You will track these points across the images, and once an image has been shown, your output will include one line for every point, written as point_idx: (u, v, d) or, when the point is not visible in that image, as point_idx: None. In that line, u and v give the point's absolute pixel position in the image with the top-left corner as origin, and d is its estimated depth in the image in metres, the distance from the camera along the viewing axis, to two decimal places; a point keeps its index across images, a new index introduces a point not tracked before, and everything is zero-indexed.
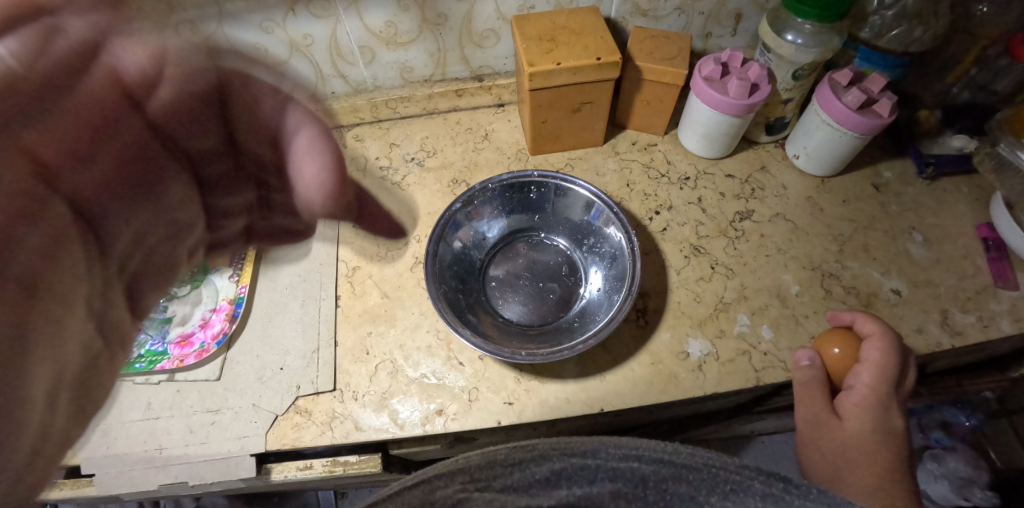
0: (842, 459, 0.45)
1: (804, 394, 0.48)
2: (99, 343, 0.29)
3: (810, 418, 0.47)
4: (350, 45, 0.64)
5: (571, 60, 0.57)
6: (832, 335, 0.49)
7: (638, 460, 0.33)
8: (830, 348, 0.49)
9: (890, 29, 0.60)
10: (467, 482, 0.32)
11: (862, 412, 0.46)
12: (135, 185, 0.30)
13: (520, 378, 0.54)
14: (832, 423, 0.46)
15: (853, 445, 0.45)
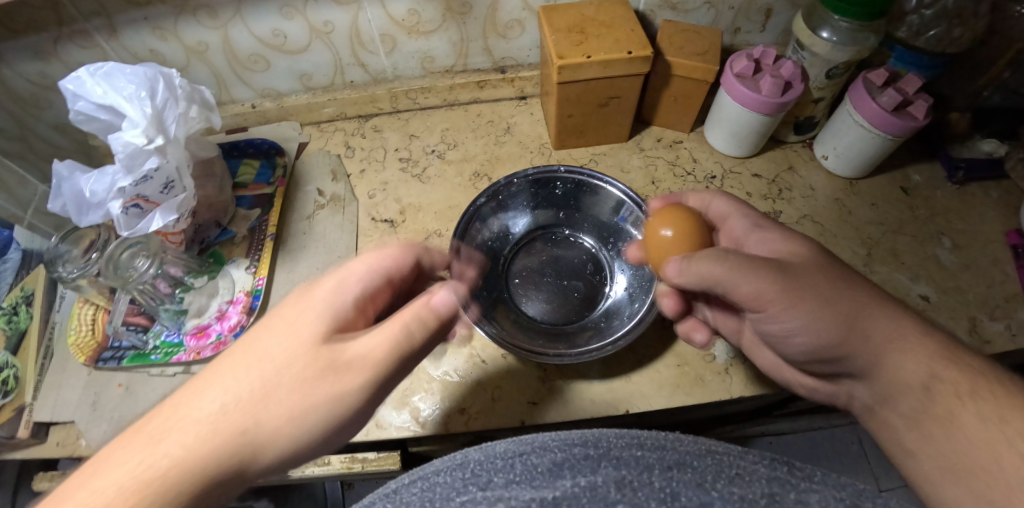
0: (829, 291, 0.39)
1: (734, 259, 0.40)
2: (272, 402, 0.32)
3: (771, 272, 0.39)
4: (371, 32, 0.62)
5: (601, 52, 0.55)
6: (661, 217, 0.48)
7: (640, 448, 0.29)
8: (669, 230, 0.47)
9: (928, 29, 0.58)
10: (469, 477, 0.28)
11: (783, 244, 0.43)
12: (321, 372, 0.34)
13: (544, 377, 0.53)
14: (767, 269, 0.40)
15: (814, 274, 0.40)
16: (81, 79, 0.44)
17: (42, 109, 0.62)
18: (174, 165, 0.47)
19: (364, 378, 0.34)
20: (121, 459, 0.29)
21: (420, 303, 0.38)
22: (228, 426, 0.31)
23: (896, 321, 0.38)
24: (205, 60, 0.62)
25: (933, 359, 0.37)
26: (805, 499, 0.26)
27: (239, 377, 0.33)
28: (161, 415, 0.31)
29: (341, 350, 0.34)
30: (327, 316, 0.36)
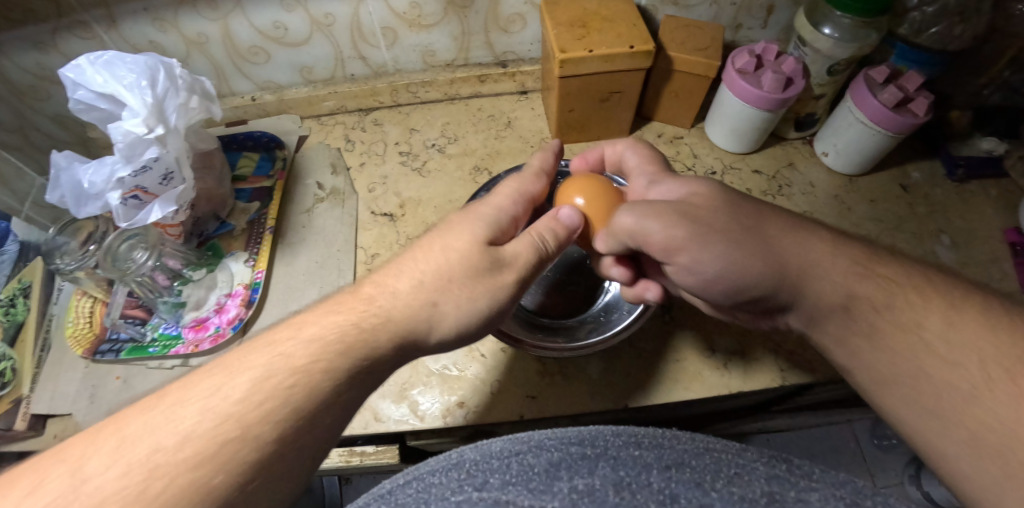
0: (741, 222, 0.38)
1: (639, 213, 0.41)
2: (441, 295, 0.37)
3: (677, 213, 0.39)
4: (372, 25, 0.62)
5: (603, 47, 0.55)
6: (571, 187, 0.49)
7: (639, 449, 0.29)
8: (581, 198, 0.48)
9: (929, 27, 0.58)
10: (465, 478, 0.28)
11: (689, 184, 0.42)
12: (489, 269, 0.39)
13: (543, 371, 0.53)
14: (673, 213, 0.40)
15: (718, 211, 0.39)
16: (81, 67, 0.44)
17: (40, 100, 0.62)
18: (174, 155, 0.46)
19: (514, 274, 0.40)
20: (322, 320, 0.34)
21: (550, 217, 0.45)
22: (416, 307, 0.36)
23: (805, 243, 0.37)
24: (204, 51, 0.62)
25: (850, 275, 0.36)
26: (806, 498, 0.27)
27: (423, 263, 0.38)
28: (368, 289, 0.37)
29: (499, 250, 0.40)
30: (489, 223, 0.41)
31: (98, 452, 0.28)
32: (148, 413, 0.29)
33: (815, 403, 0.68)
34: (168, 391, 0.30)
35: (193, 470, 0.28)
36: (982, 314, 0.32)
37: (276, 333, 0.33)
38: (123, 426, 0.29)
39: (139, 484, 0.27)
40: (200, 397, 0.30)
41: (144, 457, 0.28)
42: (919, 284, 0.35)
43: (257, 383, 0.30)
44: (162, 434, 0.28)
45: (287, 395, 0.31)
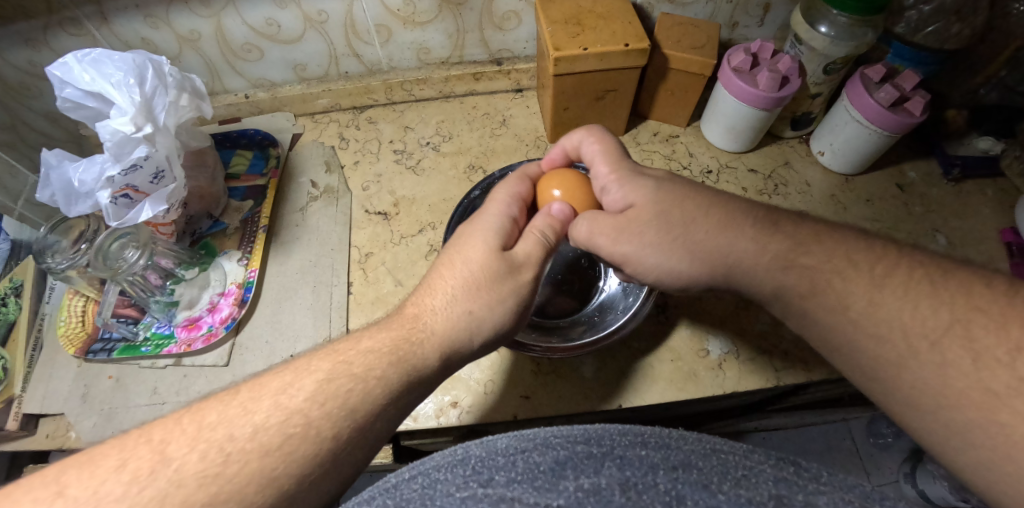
0: (674, 232, 0.41)
1: (587, 226, 0.44)
2: (466, 296, 0.39)
3: (617, 229, 0.43)
4: (366, 22, 0.61)
5: (598, 45, 0.55)
6: (543, 186, 0.49)
7: (645, 449, 0.30)
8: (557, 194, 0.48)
9: (926, 25, 0.58)
10: (470, 474, 0.29)
11: (636, 191, 0.44)
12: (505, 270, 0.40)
13: (537, 371, 0.53)
14: (618, 228, 0.43)
15: (652, 225, 0.42)
16: (69, 66, 0.44)
17: (31, 98, 0.61)
18: (164, 154, 0.46)
19: (532, 272, 0.41)
20: (376, 336, 0.36)
21: (551, 216, 0.45)
22: (452, 311, 0.38)
23: (737, 244, 0.40)
24: (197, 48, 0.62)
25: (772, 269, 0.39)
26: (813, 501, 0.27)
27: (449, 278, 0.40)
28: (412, 310, 0.39)
29: (511, 254, 0.41)
30: (496, 232, 0.42)
31: (179, 437, 0.30)
32: (225, 406, 0.32)
33: (810, 402, 0.68)
34: (243, 387, 0.33)
35: (264, 456, 0.30)
36: (900, 286, 0.35)
37: (338, 344, 0.36)
38: (201, 416, 0.31)
39: (216, 468, 0.29)
40: (272, 393, 0.32)
41: (222, 443, 0.30)
42: (839, 265, 0.37)
43: (321, 386, 0.33)
44: (237, 426, 0.31)
45: (348, 396, 0.33)
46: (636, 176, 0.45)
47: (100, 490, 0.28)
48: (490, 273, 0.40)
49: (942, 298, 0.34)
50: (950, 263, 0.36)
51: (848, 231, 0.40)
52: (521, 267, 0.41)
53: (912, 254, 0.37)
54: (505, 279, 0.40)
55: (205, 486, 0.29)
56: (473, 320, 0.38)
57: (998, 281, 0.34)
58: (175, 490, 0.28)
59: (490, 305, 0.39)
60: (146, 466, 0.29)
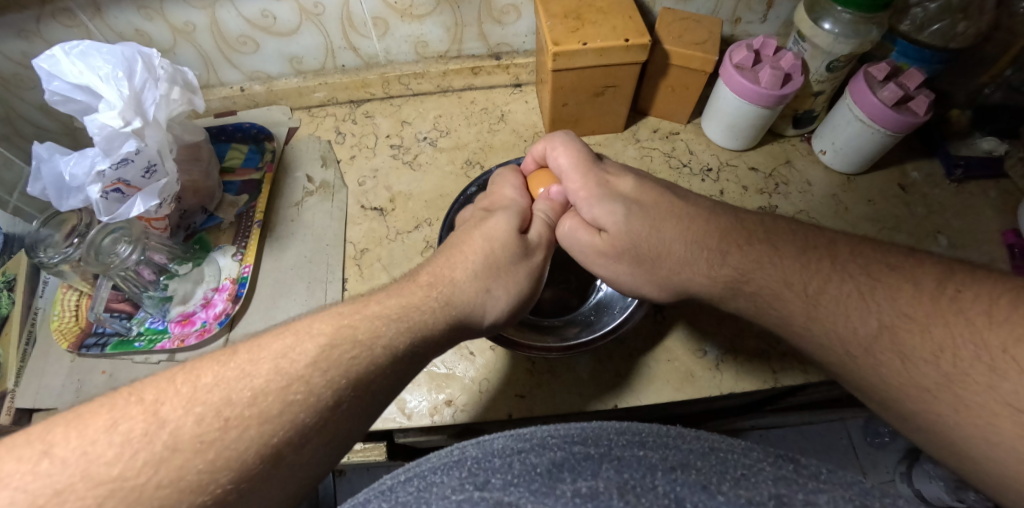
0: (646, 261, 0.44)
1: (570, 242, 0.47)
2: (486, 272, 0.41)
3: (597, 251, 0.46)
4: (363, 15, 0.60)
5: (598, 40, 0.54)
6: (531, 185, 0.51)
7: (643, 449, 0.29)
8: (541, 189, 0.50)
9: (932, 23, 0.57)
10: (466, 477, 0.29)
11: (605, 215, 0.45)
12: (522, 251, 0.44)
13: (532, 370, 0.53)
14: (596, 251, 0.46)
15: (624, 256, 0.45)
16: (56, 58, 0.43)
17: (24, 89, 0.61)
18: (155, 148, 0.46)
19: (543, 254, 0.46)
20: (387, 302, 0.36)
21: (545, 202, 0.49)
22: (471, 287, 0.40)
23: (694, 277, 0.42)
24: (192, 40, 0.61)
25: (725, 296, 0.41)
26: (814, 499, 0.26)
27: (470, 252, 0.42)
28: (428, 278, 0.39)
29: (528, 237, 0.45)
30: (515, 214, 0.46)
31: (173, 397, 0.28)
32: (222, 368, 0.30)
33: (807, 402, 0.68)
34: (241, 348, 0.31)
35: (262, 427, 0.28)
36: (835, 301, 0.37)
37: (341, 308, 0.35)
38: (197, 377, 0.30)
39: (213, 433, 0.27)
40: (272, 357, 0.31)
41: (219, 407, 0.28)
42: (778, 288, 0.39)
43: (325, 352, 0.31)
44: (236, 389, 0.29)
45: (350, 366, 0.32)
46: (605, 197, 0.46)
47: (92, 451, 0.26)
48: (508, 255, 0.43)
49: (870, 309, 0.35)
50: (882, 267, 0.36)
51: (790, 245, 0.40)
52: (534, 249, 0.45)
53: (844, 265, 0.37)
54: (523, 261, 0.43)
55: (202, 452, 0.27)
56: (492, 297, 0.41)
57: (924, 281, 0.35)
58: (171, 455, 0.27)
59: (508, 284, 0.42)
60: (140, 427, 0.27)
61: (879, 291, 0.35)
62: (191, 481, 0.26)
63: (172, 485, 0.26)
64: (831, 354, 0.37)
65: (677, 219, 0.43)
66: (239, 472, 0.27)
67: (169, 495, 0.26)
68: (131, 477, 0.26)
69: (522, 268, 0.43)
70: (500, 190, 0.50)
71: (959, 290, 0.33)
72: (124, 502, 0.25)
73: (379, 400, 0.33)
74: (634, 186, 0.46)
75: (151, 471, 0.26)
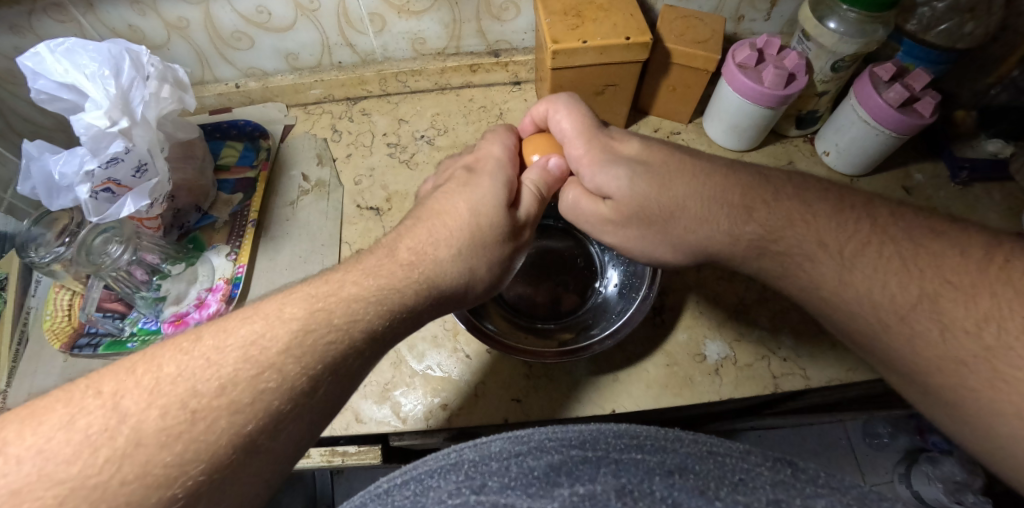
0: (655, 224, 0.42)
1: (578, 209, 0.47)
2: (469, 252, 0.39)
3: (605, 217, 0.45)
4: (359, 12, 0.59)
5: (598, 38, 0.53)
6: (532, 148, 0.49)
7: (642, 452, 0.29)
8: (541, 154, 0.48)
9: (939, 23, 0.56)
10: (462, 480, 0.28)
11: (609, 181, 0.44)
12: (509, 233, 0.42)
13: (529, 374, 0.52)
14: (603, 218, 0.45)
15: (631, 219, 0.44)
16: (41, 56, 0.42)
17: (16, 86, 0.60)
18: (145, 147, 0.45)
19: (528, 234, 0.44)
20: (363, 283, 0.34)
21: (541, 170, 0.47)
22: (450, 267, 0.38)
23: (714, 236, 0.40)
24: (186, 36, 0.60)
25: (749, 256, 0.40)
26: (811, 504, 0.26)
27: (453, 228, 0.39)
28: (408, 256, 0.37)
29: (517, 214, 0.43)
30: (507, 187, 0.43)
31: (133, 389, 0.27)
32: (185, 358, 0.29)
33: (808, 406, 0.67)
34: (206, 333, 0.30)
35: (232, 415, 0.27)
36: (873, 265, 0.35)
37: (316, 288, 0.33)
38: (159, 367, 0.28)
39: (181, 426, 0.26)
40: (239, 344, 0.29)
41: (185, 398, 0.27)
42: (812, 250, 0.37)
43: (299, 336, 0.30)
44: (202, 378, 0.28)
45: (326, 351, 0.31)
46: (608, 163, 0.45)
47: (48, 448, 0.25)
48: (496, 235, 0.41)
49: (913, 275, 0.33)
50: (927, 232, 0.34)
51: (823, 201, 0.38)
52: (519, 228, 0.43)
53: (887, 226, 0.35)
54: (508, 243, 0.42)
55: (169, 445, 0.26)
56: (471, 277, 0.39)
57: (972, 250, 0.32)
58: (134, 450, 0.25)
59: (488, 266, 0.40)
60: (100, 422, 0.26)
61: (921, 256, 0.33)
62: (159, 475, 0.25)
63: (137, 480, 0.25)
64: (861, 321, 0.35)
65: (692, 177, 0.42)
66: (214, 461, 0.26)
67: (135, 491, 0.25)
68: (92, 474, 0.25)
69: (504, 251, 0.41)
70: (490, 152, 0.47)
71: (1009, 260, 0.31)
72: (86, 500, 0.24)
73: (342, 388, 0.32)
74: (639, 150, 0.45)
75: (114, 468, 0.25)
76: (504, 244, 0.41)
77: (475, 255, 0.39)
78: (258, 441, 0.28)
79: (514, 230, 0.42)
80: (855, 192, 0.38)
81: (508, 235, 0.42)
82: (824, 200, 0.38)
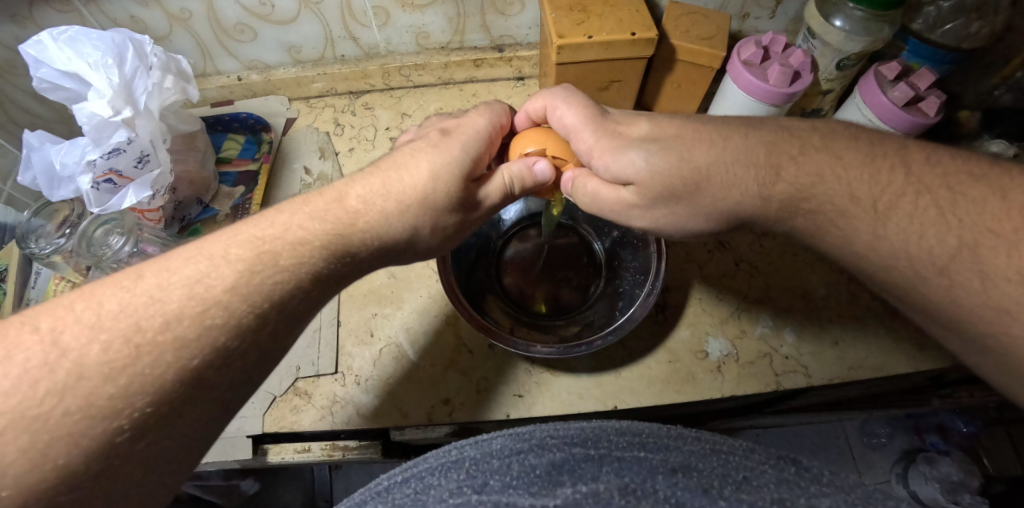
0: (690, 202, 0.38)
1: (599, 199, 0.41)
2: (410, 214, 0.37)
3: (633, 204, 0.39)
4: (363, 5, 0.59)
5: (604, 33, 0.52)
6: (525, 141, 0.45)
7: (644, 450, 0.29)
8: (534, 148, 0.44)
9: (945, 23, 0.55)
10: (463, 477, 0.28)
11: (625, 166, 0.38)
12: (465, 207, 0.40)
13: (530, 369, 0.52)
14: (629, 205, 0.40)
15: (660, 202, 0.38)
16: (43, 44, 0.42)
17: (17, 77, 0.59)
18: (148, 138, 0.45)
19: (482, 213, 0.42)
20: (307, 226, 0.34)
21: (523, 167, 0.41)
22: (396, 225, 0.37)
23: (744, 200, 0.36)
24: (188, 28, 0.59)
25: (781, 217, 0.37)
26: (815, 503, 0.26)
27: (407, 185, 0.38)
28: (355, 205, 0.36)
29: (477, 190, 0.41)
30: (473, 161, 0.40)
31: (73, 325, 0.27)
32: (127, 294, 0.29)
33: (809, 404, 0.66)
34: (147, 272, 0.30)
35: (178, 350, 0.28)
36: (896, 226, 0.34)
37: (260, 230, 0.33)
38: (99, 303, 0.28)
39: (124, 360, 0.27)
40: (184, 282, 0.30)
41: (128, 333, 0.27)
42: (844, 203, 0.34)
43: (245, 276, 0.31)
44: (146, 315, 0.28)
45: (272, 289, 0.32)
46: (620, 148, 0.39)
47: None
48: (451, 208, 0.39)
49: (951, 226, 0.32)
50: (965, 177, 0.33)
51: (854, 152, 0.35)
52: (476, 205, 0.41)
53: (921, 175, 0.34)
54: (459, 219, 0.40)
55: (112, 377, 0.26)
56: (413, 239, 0.39)
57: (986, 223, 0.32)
58: (76, 382, 0.26)
59: (428, 235, 0.39)
60: (40, 356, 0.26)
61: (962, 204, 0.32)
62: (102, 406, 0.26)
63: (81, 411, 0.26)
64: (896, 275, 0.34)
65: (711, 143, 0.37)
66: (158, 394, 0.27)
67: (79, 421, 0.25)
68: (32, 405, 0.25)
69: (451, 221, 0.40)
70: (474, 120, 0.43)
71: None
72: (28, 429, 0.25)
73: (287, 327, 0.33)
74: (650, 128, 0.40)
75: (55, 400, 0.25)
76: (453, 219, 0.40)
77: (417, 223, 0.38)
78: (204, 375, 0.29)
79: (470, 207, 0.41)
80: (887, 137, 0.36)
81: (463, 211, 0.40)
82: (854, 149, 0.36)
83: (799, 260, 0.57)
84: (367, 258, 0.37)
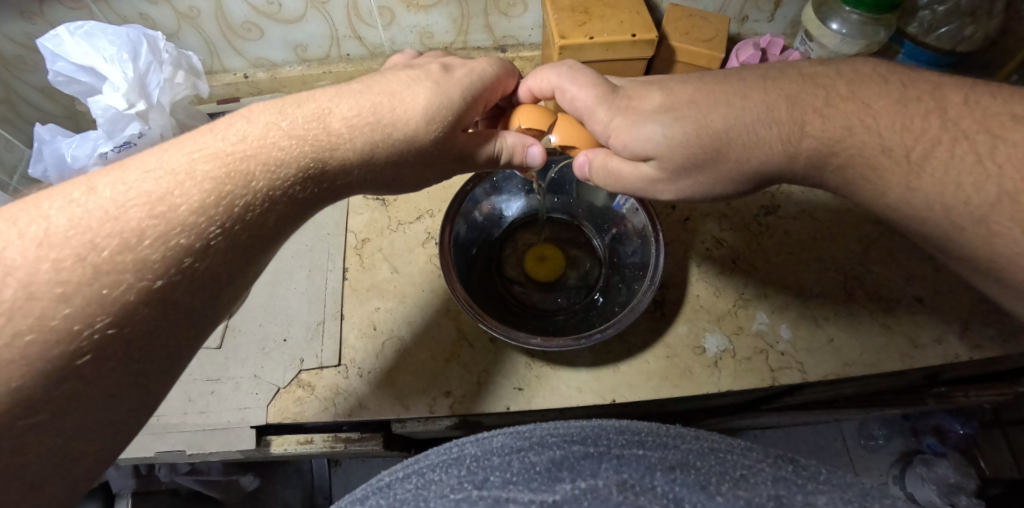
0: (698, 163, 0.39)
1: (620, 174, 0.42)
2: (394, 144, 0.37)
3: (654, 177, 0.41)
4: (369, 5, 0.60)
5: (605, 34, 0.53)
6: (520, 116, 0.45)
7: (642, 448, 0.29)
8: (528, 126, 0.45)
9: (939, 26, 0.56)
10: (463, 474, 0.29)
11: (644, 141, 0.39)
12: (454, 157, 0.41)
13: (531, 363, 0.53)
14: (653, 179, 0.41)
15: (683, 172, 0.39)
16: (59, 37, 0.43)
17: (25, 72, 0.60)
18: (158, 131, 0.47)
19: (464, 163, 0.43)
20: (283, 146, 0.32)
21: (519, 147, 0.43)
22: (378, 156, 0.37)
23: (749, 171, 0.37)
24: (195, 25, 0.60)
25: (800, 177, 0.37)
26: (812, 501, 0.26)
27: (399, 117, 0.37)
28: (341, 128, 0.35)
29: (468, 141, 0.41)
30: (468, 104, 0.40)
31: (15, 242, 0.24)
32: (80, 208, 0.26)
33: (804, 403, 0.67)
34: (100, 184, 0.27)
35: (140, 270, 0.26)
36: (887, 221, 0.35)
37: (228, 144, 0.31)
38: (47, 219, 0.25)
39: (77, 282, 0.24)
40: (144, 199, 0.27)
41: (86, 257, 0.25)
42: (874, 157, 0.34)
43: (214, 196, 0.29)
44: (102, 233, 0.26)
45: (244, 212, 0.30)
46: (636, 123, 0.40)
47: None
48: (440, 150, 0.40)
49: (959, 191, 0.32)
50: (1005, 120, 0.32)
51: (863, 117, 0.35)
52: (462, 153, 0.42)
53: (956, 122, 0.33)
54: (440, 164, 0.41)
55: (67, 298, 0.24)
56: (392, 171, 0.39)
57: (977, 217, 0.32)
58: (26, 303, 0.23)
59: (406, 170, 0.40)
60: None
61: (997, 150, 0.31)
62: (58, 326, 0.24)
63: (34, 333, 0.23)
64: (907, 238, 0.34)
65: (729, 106, 0.37)
66: (118, 314, 0.25)
67: (33, 345, 0.23)
68: None
69: (432, 157, 0.40)
70: (479, 67, 0.43)
71: None
72: None
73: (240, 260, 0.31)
74: (663, 98, 0.40)
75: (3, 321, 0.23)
76: (434, 161, 0.41)
77: (403, 161, 0.39)
78: (169, 296, 0.27)
79: (456, 152, 0.41)
80: (919, 80, 0.35)
81: (449, 156, 0.41)
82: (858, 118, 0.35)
83: (797, 259, 0.58)
84: (345, 183, 0.37)
